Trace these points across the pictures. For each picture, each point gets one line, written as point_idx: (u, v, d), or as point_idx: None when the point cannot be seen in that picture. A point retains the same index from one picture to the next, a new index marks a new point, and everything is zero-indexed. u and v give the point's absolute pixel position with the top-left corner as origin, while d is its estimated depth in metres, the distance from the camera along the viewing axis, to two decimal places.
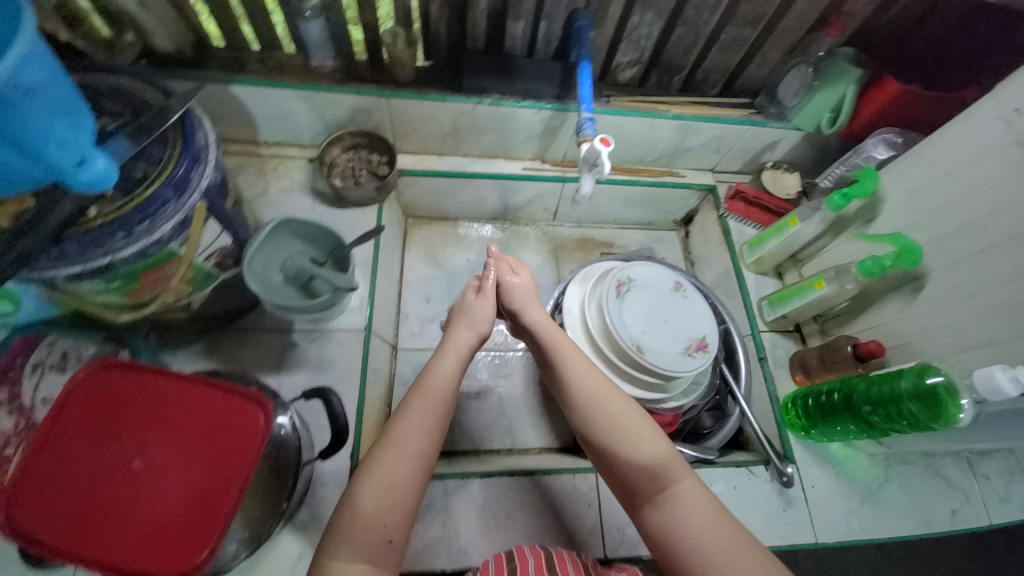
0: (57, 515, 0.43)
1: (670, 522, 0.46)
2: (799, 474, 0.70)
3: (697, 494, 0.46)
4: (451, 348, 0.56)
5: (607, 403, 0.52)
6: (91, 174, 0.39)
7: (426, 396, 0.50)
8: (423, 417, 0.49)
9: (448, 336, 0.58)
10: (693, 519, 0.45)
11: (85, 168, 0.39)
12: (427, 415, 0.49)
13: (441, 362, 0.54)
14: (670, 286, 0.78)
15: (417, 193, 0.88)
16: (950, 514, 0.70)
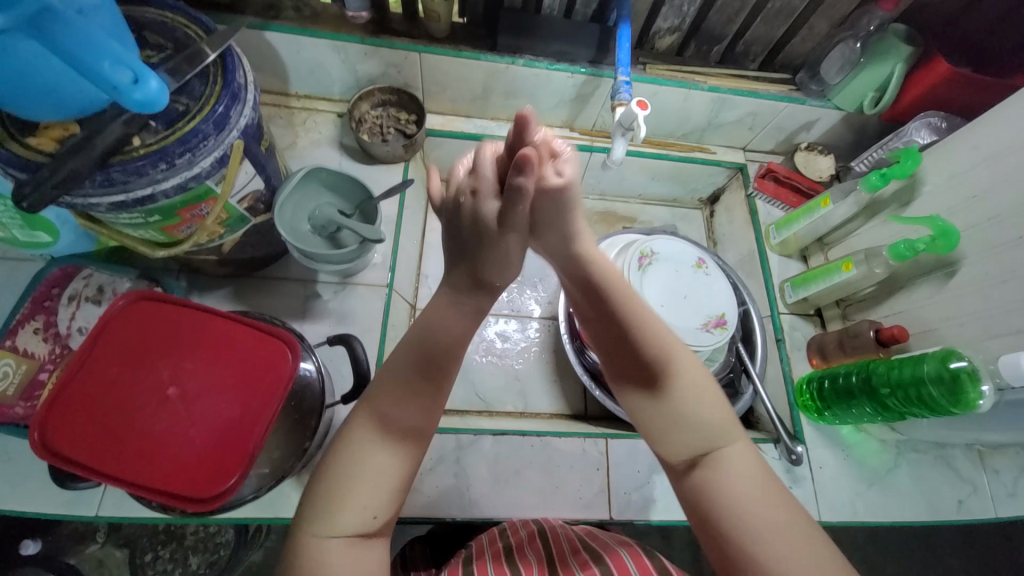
0: (92, 435, 0.44)
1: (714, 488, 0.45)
2: (807, 454, 0.71)
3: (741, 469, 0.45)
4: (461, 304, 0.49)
5: (670, 355, 0.48)
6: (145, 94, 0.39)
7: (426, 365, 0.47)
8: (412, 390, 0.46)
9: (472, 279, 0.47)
10: (746, 485, 0.44)
11: (137, 87, 0.39)
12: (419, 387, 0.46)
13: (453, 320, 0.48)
14: (693, 262, 0.78)
15: (443, 155, 0.88)
16: (956, 504, 0.71)
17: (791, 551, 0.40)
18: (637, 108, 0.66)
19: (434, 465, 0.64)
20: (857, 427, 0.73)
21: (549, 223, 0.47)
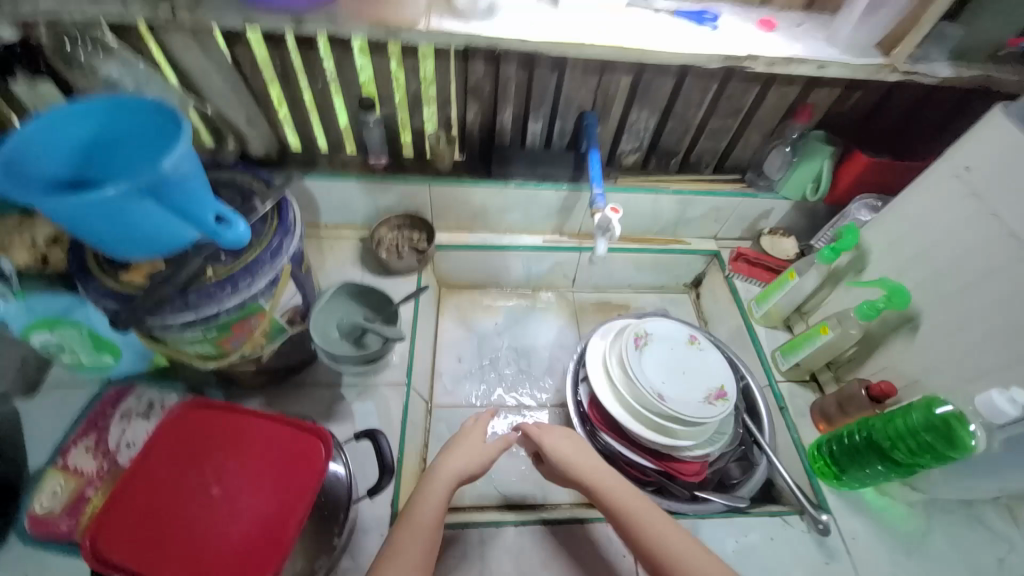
0: (137, 539, 0.47)
1: None
2: (836, 523, 0.69)
3: None
4: (437, 477, 0.59)
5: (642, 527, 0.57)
6: (235, 234, 0.53)
7: (412, 527, 0.54)
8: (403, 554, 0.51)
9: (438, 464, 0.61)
10: None
11: (226, 229, 0.52)
12: (406, 550, 0.52)
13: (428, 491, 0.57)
14: (684, 339, 0.84)
15: (452, 264, 1.00)
16: (1000, 565, 0.70)
17: None
18: (613, 213, 0.80)
19: (460, 561, 0.63)
20: (880, 491, 0.73)
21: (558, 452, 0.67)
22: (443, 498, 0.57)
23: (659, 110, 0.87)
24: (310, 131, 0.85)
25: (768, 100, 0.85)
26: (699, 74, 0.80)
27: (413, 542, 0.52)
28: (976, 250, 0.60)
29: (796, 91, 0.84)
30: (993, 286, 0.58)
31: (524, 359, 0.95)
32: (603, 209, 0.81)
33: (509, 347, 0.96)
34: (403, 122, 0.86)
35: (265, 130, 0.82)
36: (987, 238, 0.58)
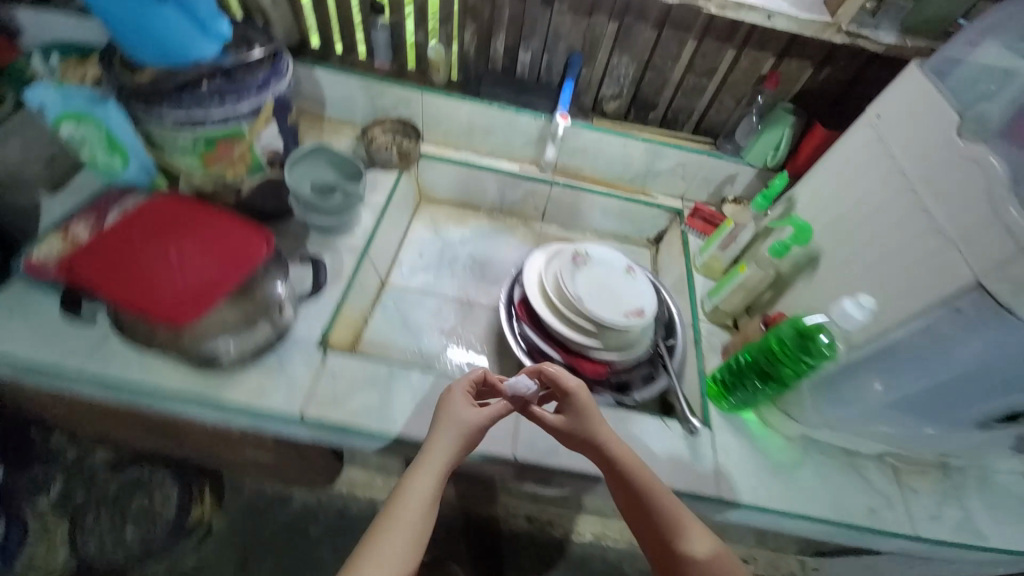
0: (103, 270, 0.59)
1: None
2: (711, 436, 0.76)
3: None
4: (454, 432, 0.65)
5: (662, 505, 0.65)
6: (218, 31, 0.65)
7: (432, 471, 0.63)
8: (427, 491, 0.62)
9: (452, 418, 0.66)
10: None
11: (214, 26, 0.64)
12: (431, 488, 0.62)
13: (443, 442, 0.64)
14: (622, 268, 0.91)
15: (434, 176, 1.08)
16: (867, 511, 0.72)
17: None
18: (558, 120, 0.95)
19: (367, 386, 0.73)
20: (765, 423, 0.78)
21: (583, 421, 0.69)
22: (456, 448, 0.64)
23: (639, 58, 0.94)
24: (326, 28, 0.97)
25: (740, 64, 0.91)
26: (676, 25, 0.88)
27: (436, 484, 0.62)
28: (869, 190, 0.65)
29: (768, 58, 0.90)
30: (873, 222, 0.63)
31: (479, 267, 1.03)
32: (554, 117, 0.96)
33: (468, 256, 1.05)
34: (409, 32, 0.96)
35: (289, 19, 0.95)
36: (878, 179, 0.64)
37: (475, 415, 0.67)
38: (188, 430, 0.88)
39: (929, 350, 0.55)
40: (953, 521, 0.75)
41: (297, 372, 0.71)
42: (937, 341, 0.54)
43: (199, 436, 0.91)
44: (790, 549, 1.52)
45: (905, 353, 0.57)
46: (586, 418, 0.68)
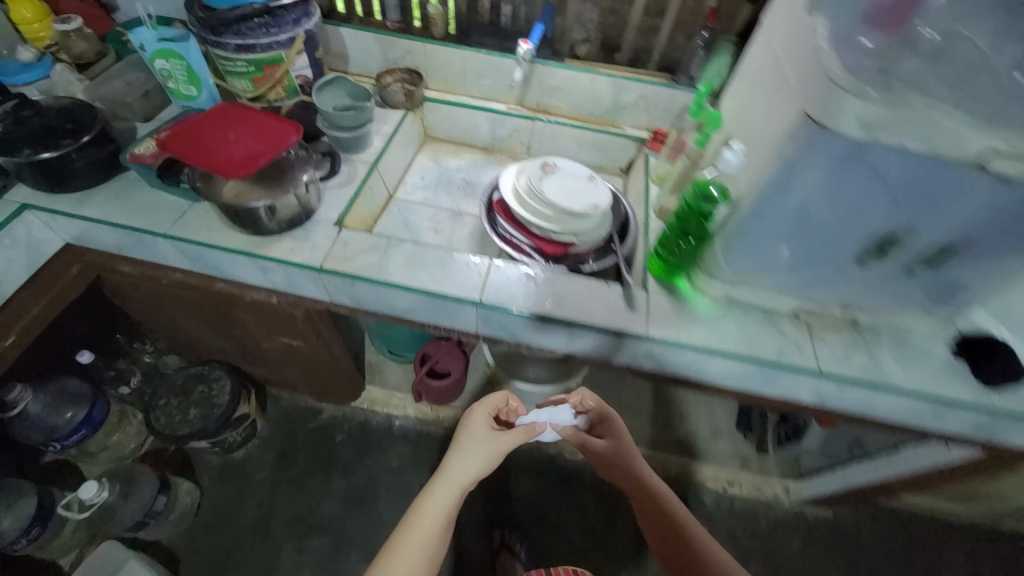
0: (186, 143, 0.84)
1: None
2: (647, 295, 0.91)
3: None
4: (484, 449, 0.88)
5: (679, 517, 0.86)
6: None
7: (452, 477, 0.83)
8: (446, 492, 0.81)
9: (485, 442, 0.90)
10: None
11: None
12: (448, 491, 0.81)
13: (472, 459, 0.87)
14: (585, 177, 1.08)
15: (436, 117, 1.30)
16: (776, 353, 0.85)
17: None
18: (523, 45, 1.14)
19: (370, 251, 0.93)
20: (696, 288, 0.92)
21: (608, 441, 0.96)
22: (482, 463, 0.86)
23: (600, 4, 1.13)
24: None
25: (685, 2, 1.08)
26: None
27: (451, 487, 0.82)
28: (762, 72, 0.80)
29: None
30: (761, 95, 0.78)
31: (471, 187, 1.23)
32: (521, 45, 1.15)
33: (462, 179, 1.25)
34: None
35: None
36: (767, 62, 0.79)
37: (490, 440, 0.91)
38: (238, 307, 1.12)
39: (784, 181, 0.70)
40: (859, 365, 0.85)
41: (319, 240, 0.93)
42: (791, 171, 0.69)
43: (246, 315, 1.16)
44: (774, 472, 1.60)
45: (774, 189, 0.72)
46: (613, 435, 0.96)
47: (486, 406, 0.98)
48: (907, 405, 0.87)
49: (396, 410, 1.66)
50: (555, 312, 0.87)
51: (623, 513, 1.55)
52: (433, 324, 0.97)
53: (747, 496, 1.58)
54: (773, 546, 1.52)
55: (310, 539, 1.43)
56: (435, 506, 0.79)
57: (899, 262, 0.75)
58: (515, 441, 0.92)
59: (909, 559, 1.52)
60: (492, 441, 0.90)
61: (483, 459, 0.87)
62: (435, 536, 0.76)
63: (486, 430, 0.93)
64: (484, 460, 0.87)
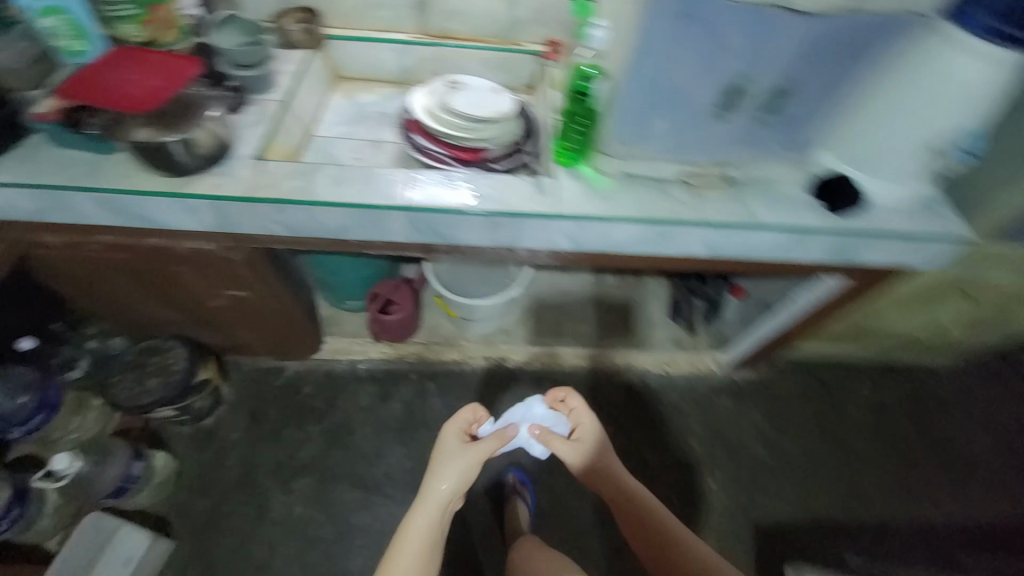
0: (86, 84, 0.88)
1: (663, 532, 1.13)
2: (554, 181, 1.02)
3: (664, 517, 1.16)
4: (455, 469, 1.14)
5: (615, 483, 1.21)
6: None
7: (433, 496, 1.11)
8: (429, 510, 1.09)
9: (457, 462, 1.15)
10: (672, 537, 1.12)
11: None
12: (430, 510, 1.09)
13: (446, 478, 1.13)
14: (490, 90, 1.15)
15: (341, 55, 1.31)
16: (668, 211, 0.99)
17: (692, 549, 1.09)
18: None
19: (293, 176, 0.98)
20: (597, 171, 1.03)
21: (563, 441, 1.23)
22: (455, 482, 1.13)
23: None
24: None
25: None
26: None
27: (433, 507, 1.09)
28: None
29: None
30: None
31: (385, 117, 1.27)
32: None
33: (377, 111, 1.28)
34: None
35: None
36: None
37: (462, 454, 1.16)
38: (175, 261, 1.15)
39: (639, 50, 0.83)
40: (734, 210, 1.01)
41: (240, 173, 0.97)
42: (642, 41, 0.82)
43: (187, 271, 1.19)
44: (704, 348, 1.82)
45: (635, 59, 0.84)
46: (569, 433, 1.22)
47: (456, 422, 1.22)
48: (777, 239, 1.04)
49: (358, 355, 1.73)
50: (473, 205, 0.97)
51: None
52: (369, 241, 1.05)
53: (684, 373, 1.80)
54: (711, 410, 1.74)
55: (295, 481, 1.51)
56: (423, 518, 1.08)
57: (745, 113, 0.91)
58: (488, 447, 1.17)
59: (822, 398, 1.79)
60: (464, 459, 1.15)
61: (456, 479, 1.13)
62: (424, 542, 1.06)
63: (460, 444, 1.18)
64: (457, 482, 1.13)
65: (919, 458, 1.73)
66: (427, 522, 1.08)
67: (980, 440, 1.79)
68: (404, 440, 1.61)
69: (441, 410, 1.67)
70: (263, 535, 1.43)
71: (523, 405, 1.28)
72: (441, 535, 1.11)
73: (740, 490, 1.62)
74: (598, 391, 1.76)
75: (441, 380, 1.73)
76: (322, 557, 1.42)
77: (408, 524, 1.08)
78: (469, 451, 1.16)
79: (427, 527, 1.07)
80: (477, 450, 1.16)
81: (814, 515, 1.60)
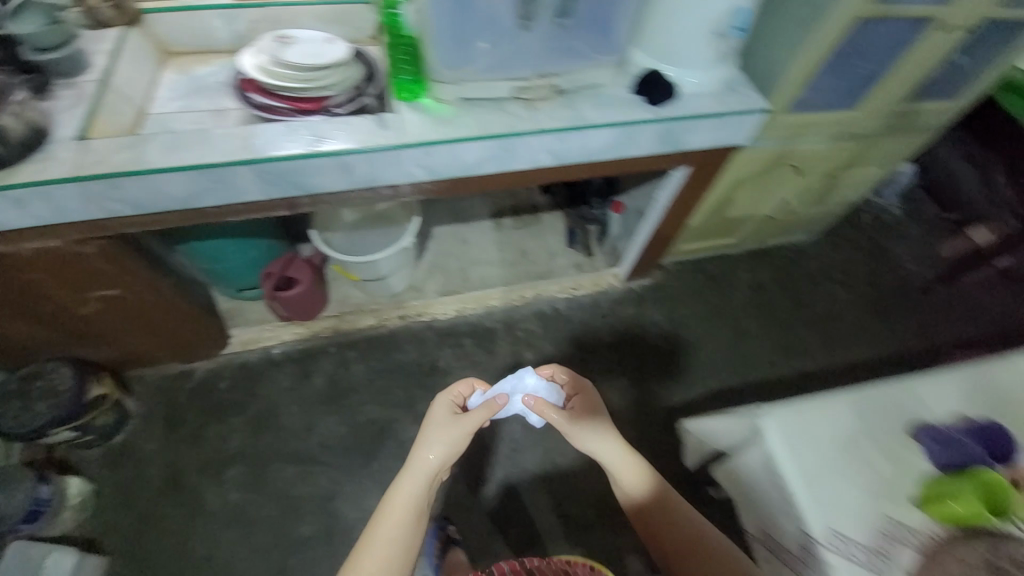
0: None
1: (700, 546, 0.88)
2: (397, 115, 1.06)
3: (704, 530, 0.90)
4: (443, 444, 1.00)
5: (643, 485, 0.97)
6: None
7: (416, 469, 0.97)
8: (409, 483, 0.96)
9: (446, 439, 1.00)
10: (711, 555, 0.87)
11: None
12: (411, 482, 0.96)
13: (432, 450, 0.99)
14: (322, 40, 1.14)
15: (165, 30, 1.24)
16: (505, 126, 1.07)
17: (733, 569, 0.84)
18: None
19: (124, 150, 0.96)
20: (435, 99, 1.09)
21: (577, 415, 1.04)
22: (443, 456, 0.99)
23: None
24: None
25: None
26: None
27: (414, 478, 0.96)
28: None
29: None
30: None
31: (222, 84, 1.23)
32: None
33: (216, 82, 1.25)
34: None
35: None
36: None
37: (452, 425, 1.02)
38: (30, 265, 1.11)
39: None
40: (565, 115, 1.11)
41: (65, 156, 0.95)
42: None
43: (43, 275, 1.14)
44: (602, 267, 1.97)
45: None
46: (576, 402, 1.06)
47: (449, 397, 1.09)
48: (611, 135, 1.15)
49: (270, 341, 1.70)
50: (317, 148, 0.99)
51: (496, 340, 1.82)
52: (225, 205, 1.06)
53: (590, 292, 1.94)
54: (617, 320, 1.90)
55: (226, 472, 1.50)
56: (405, 494, 0.94)
57: (546, 19, 0.99)
58: (478, 418, 1.03)
59: (709, 288, 2.00)
60: (451, 434, 1.01)
61: (442, 457, 0.98)
62: (402, 521, 0.91)
63: (450, 419, 1.04)
64: (443, 461, 0.98)
65: (798, 321, 1.97)
66: (411, 495, 0.95)
67: (847, 297, 2.04)
68: (332, 409, 1.63)
69: (363, 374, 1.70)
70: (203, 528, 1.43)
71: (517, 376, 1.14)
72: (420, 522, 0.94)
73: (651, 380, 1.80)
74: (514, 325, 1.86)
75: (360, 346, 1.75)
76: (268, 532, 1.44)
77: (388, 497, 0.94)
78: (459, 428, 1.02)
79: (405, 505, 0.93)
80: (468, 420, 1.03)
81: (714, 387, 1.80)
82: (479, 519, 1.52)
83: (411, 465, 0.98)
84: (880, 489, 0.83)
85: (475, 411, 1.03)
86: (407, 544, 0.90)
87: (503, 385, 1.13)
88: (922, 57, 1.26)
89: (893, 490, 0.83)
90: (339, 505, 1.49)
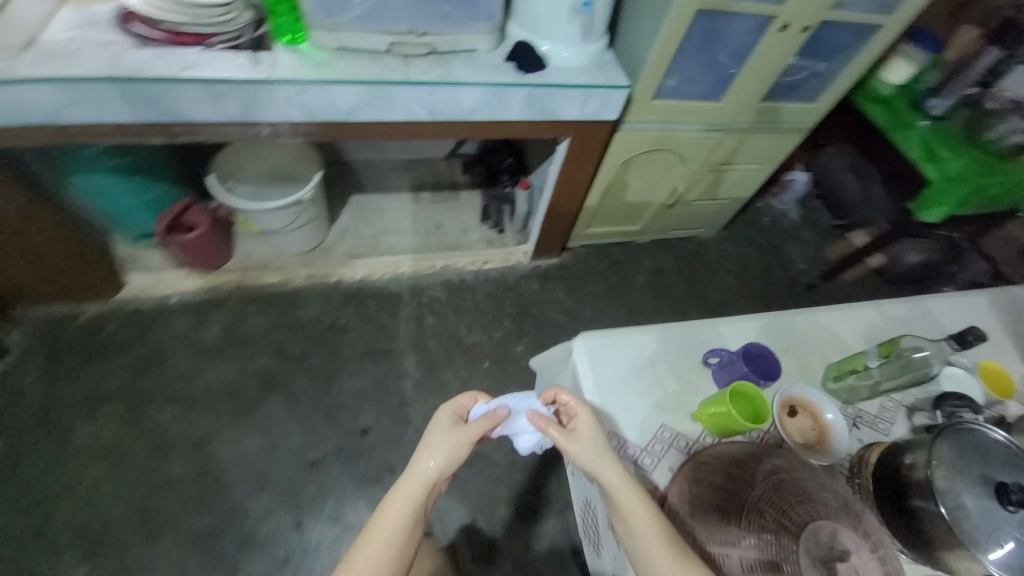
0: None
1: None
2: (273, 57, 1.14)
3: None
4: (446, 456, 0.82)
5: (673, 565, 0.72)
6: None
7: (414, 478, 0.81)
8: (405, 490, 0.80)
9: (447, 449, 0.83)
10: None
11: None
12: (407, 488, 0.80)
13: (433, 455, 0.82)
14: None
15: None
16: (376, 74, 1.16)
17: None
18: None
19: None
20: (314, 46, 1.17)
21: (589, 453, 0.81)
22: (446, 462, 0.82)
23: None
24: None
25: None
26: None
27: (412, 486, 0.80)
28: None
29: None
30: None
31: None
32: None
33: None
34: None
35: None
36: None
37: (453, 436, 0.84)
38: None
39: None
40: (436, 72, 1.21)
41: None
42: None
43: None
44: (513, 243, 2.06)
45: None
46: (590, 435, 0.83)
47: (451, 414, 0.87)
48: (481, 92, 1.25)
49: (168, 289, 1.71)
50: (188, 74, 1.06)
51: (401, 304, 1.87)
52: (96, 124, 1.10)
53: (500, 265, 2.02)
54: (522, 292, 1.99)
55: (101, 410, 1.50)
56: (399, 502, 0.80)
57: None
58: (478, 432, 0.85)
59: (613, 271, 2.12)
60: (453, 445, 0.83)
61: (441, 468, 0.82)
62: (391, 536, 0.78)
63: (453, 432, 0.85)
64: (444, 471, 0.82)
65: (690, 306, 2.11)
66: (404, 510, 0.79)
67: (740, 288, 2.20)
68: (222, 357, 1.64)
69: (261, 327, 1.72)
70: (70, 462, 1.43)
71: (522, 394, 0.93)
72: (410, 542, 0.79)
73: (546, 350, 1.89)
74: (419, 292, 1.91)
75: (261, 300, 1.77)
76: (136, 470, 1.45)
77: (382, 505, 0.80)
78: (462, 439, 0.84)
79: (396, 519, 0.78)
80: (470, 433, 0.85)
81: None
82: (355, 471, 1.54)
83: (409, 471, 0.81)
84: (664, 402, 0.94)
85: (475, 421, 0.86)
86: (396, 562, 0.78)
87: (509, 400, 0.91)
88: (768, 55, 1.43)
89: (677, 404, 0.95)
90: (217, 447, 1.51)
